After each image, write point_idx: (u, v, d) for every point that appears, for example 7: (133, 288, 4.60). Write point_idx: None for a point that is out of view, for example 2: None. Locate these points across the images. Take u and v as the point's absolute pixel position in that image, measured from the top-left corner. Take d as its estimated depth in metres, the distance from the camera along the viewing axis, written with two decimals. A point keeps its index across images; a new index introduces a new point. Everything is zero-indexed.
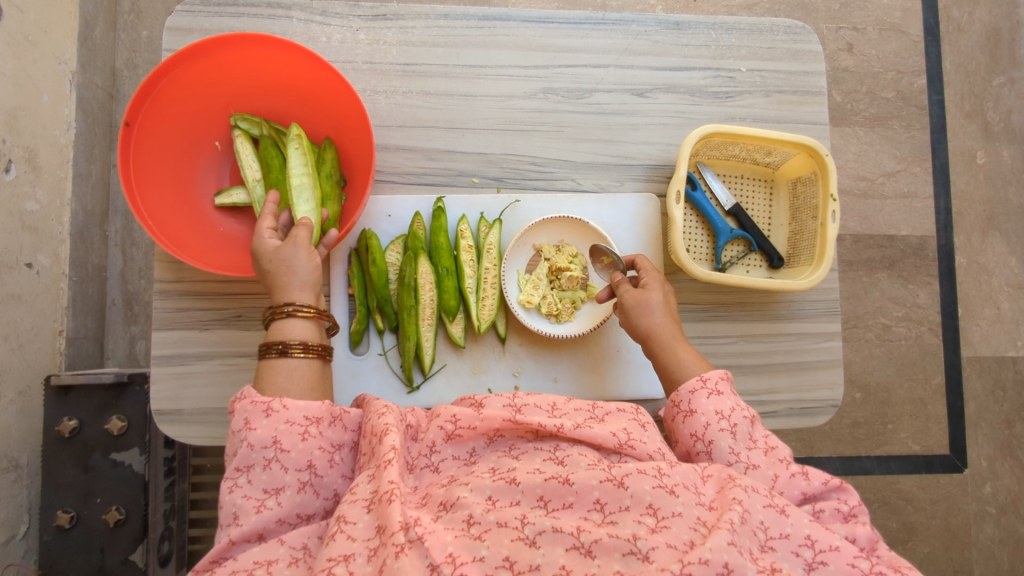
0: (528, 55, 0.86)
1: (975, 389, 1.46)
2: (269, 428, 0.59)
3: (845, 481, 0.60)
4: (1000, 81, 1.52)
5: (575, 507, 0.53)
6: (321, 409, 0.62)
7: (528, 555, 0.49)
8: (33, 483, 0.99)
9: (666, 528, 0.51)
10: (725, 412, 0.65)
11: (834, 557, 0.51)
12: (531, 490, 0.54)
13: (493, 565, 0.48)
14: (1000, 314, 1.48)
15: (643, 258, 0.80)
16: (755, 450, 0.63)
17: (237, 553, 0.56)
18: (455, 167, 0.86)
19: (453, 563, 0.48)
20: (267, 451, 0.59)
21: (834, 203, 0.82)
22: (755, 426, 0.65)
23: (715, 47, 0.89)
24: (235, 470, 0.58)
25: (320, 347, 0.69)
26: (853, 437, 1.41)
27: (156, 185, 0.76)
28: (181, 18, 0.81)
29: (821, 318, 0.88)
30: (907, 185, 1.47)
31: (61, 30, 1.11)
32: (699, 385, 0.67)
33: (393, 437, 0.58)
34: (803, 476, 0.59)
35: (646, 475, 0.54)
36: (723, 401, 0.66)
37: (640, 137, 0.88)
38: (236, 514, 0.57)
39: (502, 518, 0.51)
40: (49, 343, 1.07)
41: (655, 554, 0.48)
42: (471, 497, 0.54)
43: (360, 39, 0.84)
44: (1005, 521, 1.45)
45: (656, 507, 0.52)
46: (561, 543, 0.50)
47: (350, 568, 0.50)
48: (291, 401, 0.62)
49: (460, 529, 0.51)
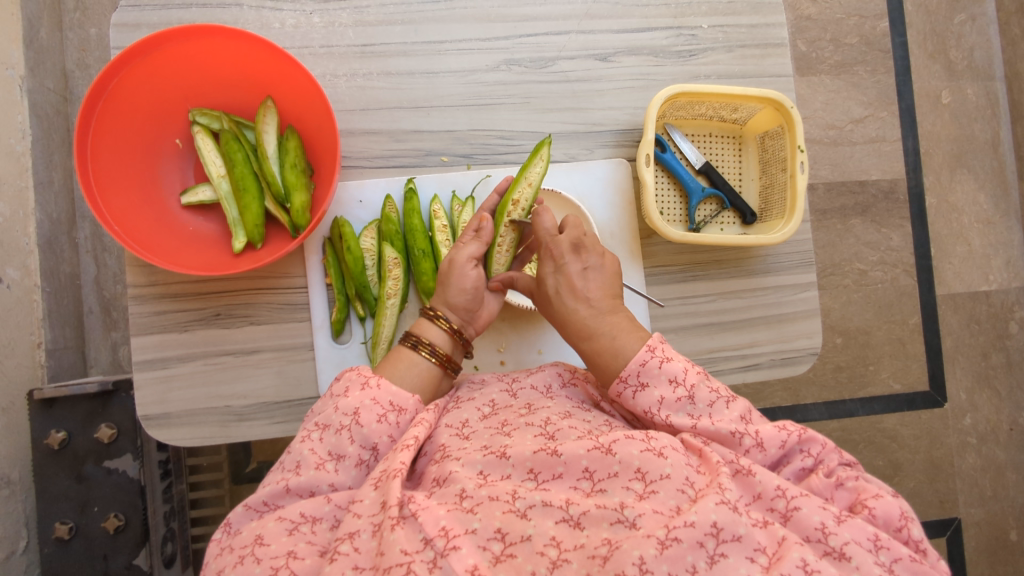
0: (487, 26, 0.85)
1: (951, 325, 1.50)
2: (358, 398, 0.61)
3: (807, 431, 0.58)
4: (961, 18, 1.52)
5: (564, 477, 0.54)
6: (410, 402, 0.63)
7: (520, 526, 0.50)
8: (28, 497, 0.99)
9: (654, 493, 0.52)
10: (654, 409, 0.60)
11: (806, 501, 0.52)
12: (521, 462, 0.55)
13: (485, 538, 0.50)
14: (972, 250, 1.51)
15: (544, 227, 0.73)
16: (699, 423, 0.58)
17: (287, 501, 0.56)
18: (423, 147, 0.85)
19: (446, 536, 0.48)
20: (345, 418, 0.60)
21: (802, 154, 0.83)
22: (697, 400, 0.60)
23: (675, 5, 0.88)
24: (313, 425, 0.60)
25: (445, 357, 0.69)
26: (836, 381, 1.45)
27: (119, 188, 0.75)
28: (127, 14, 0.79)
29: (796, 269, 0.89)
30: (876, 129, 1.48)
31: (5, 34, 1.07)
32: (621, 387, 0.62)
33: (417, 429, 0.59)
34: (759, 449, 0.57)
35: (633, 440, 0.54)
36: (649, 395, 0.61)
37: (606, 102, 0.87)
38: (299, 463, 0.58)
39: (494, 493, 0.52)
40: (29, 356, 1.06)
41: (641, 520, 0.49)
42: (462, 472, 0.54)
43: (315, 22, 0.82)
44: (986, 449, 1.49)
45: (644, 471, 0.53)
46: (551, 516, 0.51)
47: (355, 545, 0.51)
48: (388, 383, 0.63)
49: (453, 503, 0.52)
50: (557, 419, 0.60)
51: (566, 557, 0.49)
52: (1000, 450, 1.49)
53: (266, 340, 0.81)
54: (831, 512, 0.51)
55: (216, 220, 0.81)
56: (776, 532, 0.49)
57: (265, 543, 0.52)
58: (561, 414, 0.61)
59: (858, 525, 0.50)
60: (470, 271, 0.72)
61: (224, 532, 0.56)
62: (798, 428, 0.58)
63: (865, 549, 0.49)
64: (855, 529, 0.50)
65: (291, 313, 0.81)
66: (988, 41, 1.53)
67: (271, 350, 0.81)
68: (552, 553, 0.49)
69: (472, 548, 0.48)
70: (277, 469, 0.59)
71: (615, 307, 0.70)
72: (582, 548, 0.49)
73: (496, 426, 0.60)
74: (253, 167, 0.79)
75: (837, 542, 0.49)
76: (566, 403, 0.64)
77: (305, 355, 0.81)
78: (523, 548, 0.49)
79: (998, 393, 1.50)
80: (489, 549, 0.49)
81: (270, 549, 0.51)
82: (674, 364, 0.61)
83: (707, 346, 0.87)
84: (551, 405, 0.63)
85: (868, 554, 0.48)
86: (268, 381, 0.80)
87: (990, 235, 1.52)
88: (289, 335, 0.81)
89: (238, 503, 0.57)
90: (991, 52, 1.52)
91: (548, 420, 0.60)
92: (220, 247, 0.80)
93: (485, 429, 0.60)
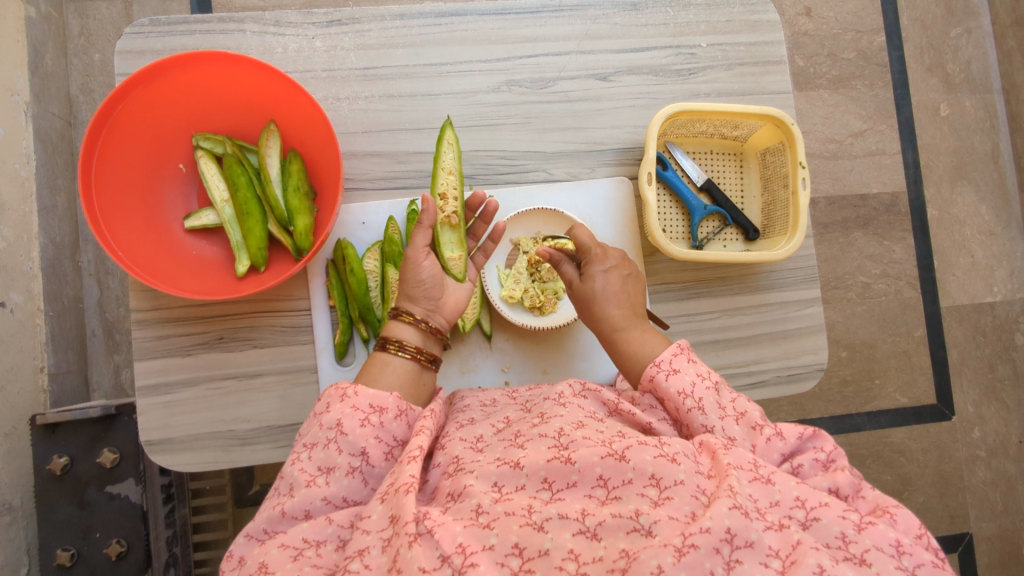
0: (488, 48, 0.85)
1: (957, 338, 1.49)
2: (338, 410, 0.60)
3: (818, 429, 0.61)
4: (958, 32, 1.53)
5: (579, 486, 0.53)
6: (389, 400, 0.62)
7: (537, 540, 0.49)
8: (29, 524, 0.98)
9: (669, 499, 0.51)
10: (688, 389, 0.63)
11: (826, 512, 0.50)
12: (535, 472, 0.54)
13: (503, 553, 0.49)
14: (975, 262, 1.51)
15: (585, 237, 0.77)
16: (726, 417, 0.61)
17: (287, 527, 0.56)
18: (425, 168, 0.85)
19: (463, 553, 0.48)
20: (330, 432, 0.59)
21: (803, 170, 0.83)
22: (721, 392, 0.63)
23: (674, 25, 0.89)
24: (301, 445, 0.60)
25: (416, 350, 0.69)
26: (843, 395, 1.44)
27: (122, 214, 0.75)
28: (132, 41, 0.80)
29: (800, 285, 0.88)
30: (875, 143, 1.48)
31: (10, 61, 1.08)
32: (653, 371, 0.65)
33: (420, 438, 0.59)
34: (779, 437, 0.59)
35: (646, 446, 0.54)
36: (682, 378, 0.63)
37: (607, 121, 0.88)
38: (292, 485, 0.57)
39: (510, 508, 0.51)
40: (31, 381, 1.05)
41: (657, 528, 0.49)
42: (477, 486, 0.53)
43: (317, 46, 0.83)
44: (995, 463, 1.48)
45: (658, 477, 0.52)
46: (568, 528, 0.50)
47: (365, 562, 0.50)
48: (363, 388, 0.63)
49: (469, 519, 0.51)
50: (571, 429, 0.58)
51: (585, 569, 0.48)
52: (1010, 463, 1.48)
53: (269, 364, 0.80)
54: (850, 521, 0.50)
55: (220, 244, 0.82)
56: (791, 536, 0.48)
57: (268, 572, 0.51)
58: (574, 424, 0.59)
59: (879, 531, 0.49)
60: (424, 261, 0.70)
61: (229, 564, 0.55)
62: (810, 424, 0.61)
63: (886, 555, 0.48)
64: (875, 535, 0.49)
65: (294, 336, 0.81)
66: (985, 54, 1.53)
67: (274, 374, 0.80)
68: (571, 567, 0.48)
69: (491, 565, 0.48)
70: (271, 495, 0.58)
71: (642, 308, 0.76)
72: (601, 561, 0.48)
73: (510, 439, 0.60)
74: (256, 191, 0.79)
75: (856, 549, 0.48)
76: (579, 411, 0.63)
77: (308, 378, 0.81)
78: (542, 563, 0.48)
79: (1006, 405, 1.49)
80: (507, 565, 0.48)
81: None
82: (700, 364, 0.66)
83: (712, 363, 0.86)
84: (564, 414, 0.61)
85: (889, 559, 0.47)
86: (271, 405, 0.80)
87: (992, 246, 1.52)
88: (291, 357, 0.81)
89: (238, 534, 0.56)
90: (988, 64, 1.53)
91: (561, 430, 0.58)
92: (223, 271, 0.80)
93: (498, 443, 0.60)
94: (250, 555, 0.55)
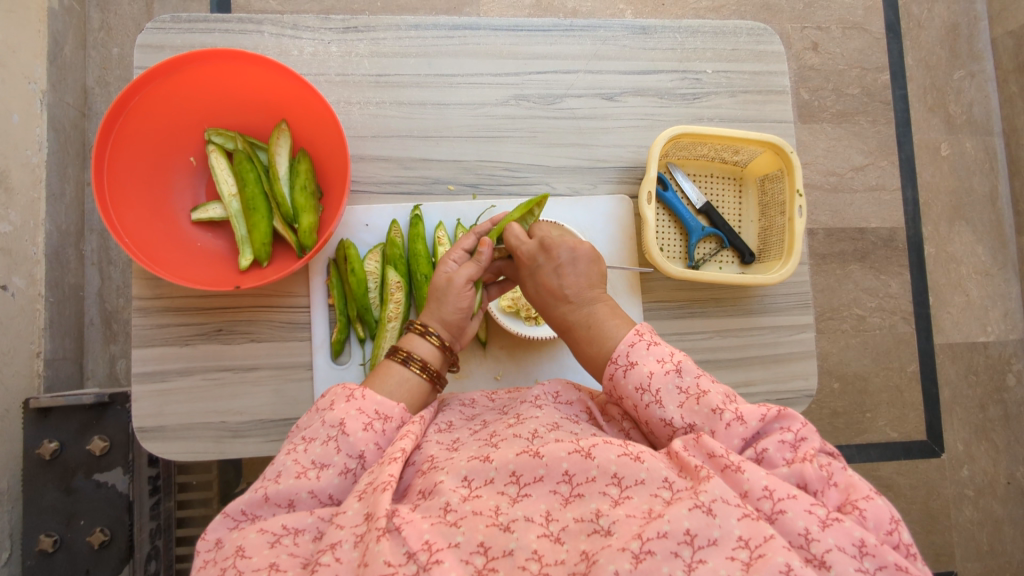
0: (499, 62, 0.88)
1: (949, 375, 1.50)
2: (343, 410, 0.61)
3: (786, 408, 0.57)
4: (961, 74, 1.56)
5: (544, 481, 0.54)
6: (394, 411, 0.63)
7: (502, 540, 0.50)
8: (14, 508, 0.98)
9: (629, 498, 0.52)
10: (645, 384, 0.59)
11: (793, 505, 0.49)
12: (503, 466, 0.55)
13: (468, 551, 0.50)
14: (970, 300, 1.52)
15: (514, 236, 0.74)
16: (686, 403, 0.58)
17: (267, 511, 0.56)
18: (431, 175, 0.87)
19: (429, 550, 0.49)
20: (331, 430, 0.59)
21: (800, 199, 0.84)
22: (684, 372, 0.60)
23: (681, 50, 0.91)
24: (300, 438, 0.60)
25: (435, 372, 0.69)
26: (833, 426, 1.44)
27: (133, 203, 0.77)
28: (153, 36, 0.82)
29: (793, 310, 0.90)
30: (875, 178, 1.50)
31: (30, 50, 1.10)
32: (611, 369, 0.62)
33: (405, 440, 0.59)
34: (740, 421, 0.56)
35: (611, 445, 0.55)
36: (640, 371, 0.60)
37: (611, 140, 0.90)
38: (280, 473, 0.57)
39: (478, 508, 0.52)
40: (27, 365, 1.06)
41: (615, 528, 0.50)
42: (448, 483, 0.54)
43: (332, 51, 0.85)
44: (982, 503, 1.48)
45: (620, 476, 0.53)
46: (533, 531, 0.51)
47: (337, 555, 0.51)
48: (372, 393, 0.63)
49: (437, 517, 0.52)
50: (545, 431, 0.59)
51: (548, 571, 0.49)
52: (997, 503, 1.48)
53: (265, 359, 0.81)
54: (817, 517, 0.48)
55: (224, 237, 0.83)
56: (764, 527, 0.48)
57: (247, 555, 0.52)
58: (548, 426, 0.60)
59: (845, 530, 0.48)
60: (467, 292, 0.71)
61: (203, 543, 0.55)
62: (775, 404, 0.57)
63: (848, 555, 0.47)
64: (839, 534, 0.47)
65: (292, 332, 0.82)
66: (987, 97, 1.56)
67: (269, 368, 0.81)
68: (533, 568, 0.49)
69: (455, 562, 0.49)
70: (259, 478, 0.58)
71: (597, 295, 0.69)
72: (562, 564, 0.49)
73: (484, 441, 0.60)
74: (264, 187, 0.80)
75: (818, 549, 0.47)
76: (554, 413, 0.63)
77: (302, 374, 0.82)
78: (506, 563, 0.49)
79: (996, 446, 1.49)
80: (471, 563, 0.49)
81: (251, 561, 0.51)
82: (661, 346, 0.61)
83: None
84: (539, 415, 0.61)
85: (851, 560, 0.47)
86: (264, 398, 0.81)
87: (988, 286, 1.53)
88: (287, 353, 0.82)
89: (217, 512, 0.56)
90: (990, 107, 1.56)
91: (535, 432, 0.59)
92: (226, 263, 0.81)
93: (474, 442, 0.60)
94: (228, 537, 0.55)
